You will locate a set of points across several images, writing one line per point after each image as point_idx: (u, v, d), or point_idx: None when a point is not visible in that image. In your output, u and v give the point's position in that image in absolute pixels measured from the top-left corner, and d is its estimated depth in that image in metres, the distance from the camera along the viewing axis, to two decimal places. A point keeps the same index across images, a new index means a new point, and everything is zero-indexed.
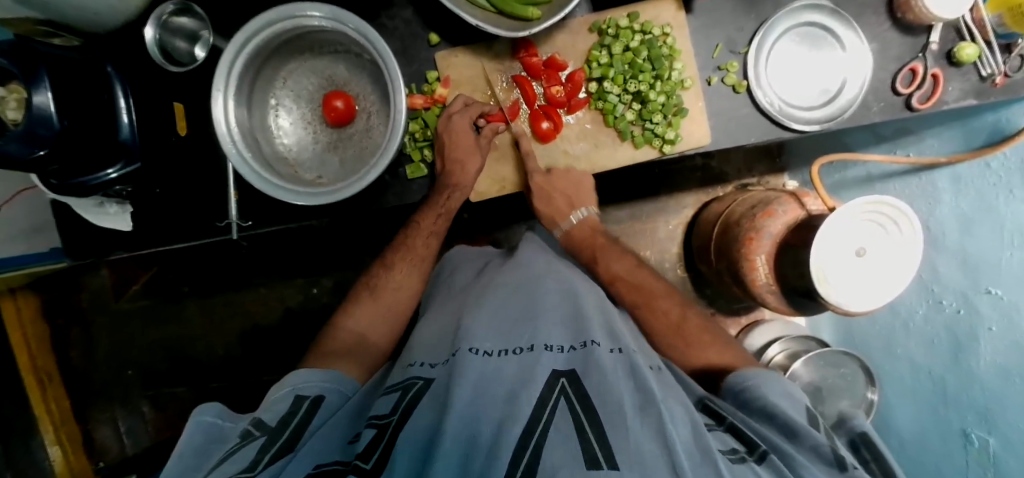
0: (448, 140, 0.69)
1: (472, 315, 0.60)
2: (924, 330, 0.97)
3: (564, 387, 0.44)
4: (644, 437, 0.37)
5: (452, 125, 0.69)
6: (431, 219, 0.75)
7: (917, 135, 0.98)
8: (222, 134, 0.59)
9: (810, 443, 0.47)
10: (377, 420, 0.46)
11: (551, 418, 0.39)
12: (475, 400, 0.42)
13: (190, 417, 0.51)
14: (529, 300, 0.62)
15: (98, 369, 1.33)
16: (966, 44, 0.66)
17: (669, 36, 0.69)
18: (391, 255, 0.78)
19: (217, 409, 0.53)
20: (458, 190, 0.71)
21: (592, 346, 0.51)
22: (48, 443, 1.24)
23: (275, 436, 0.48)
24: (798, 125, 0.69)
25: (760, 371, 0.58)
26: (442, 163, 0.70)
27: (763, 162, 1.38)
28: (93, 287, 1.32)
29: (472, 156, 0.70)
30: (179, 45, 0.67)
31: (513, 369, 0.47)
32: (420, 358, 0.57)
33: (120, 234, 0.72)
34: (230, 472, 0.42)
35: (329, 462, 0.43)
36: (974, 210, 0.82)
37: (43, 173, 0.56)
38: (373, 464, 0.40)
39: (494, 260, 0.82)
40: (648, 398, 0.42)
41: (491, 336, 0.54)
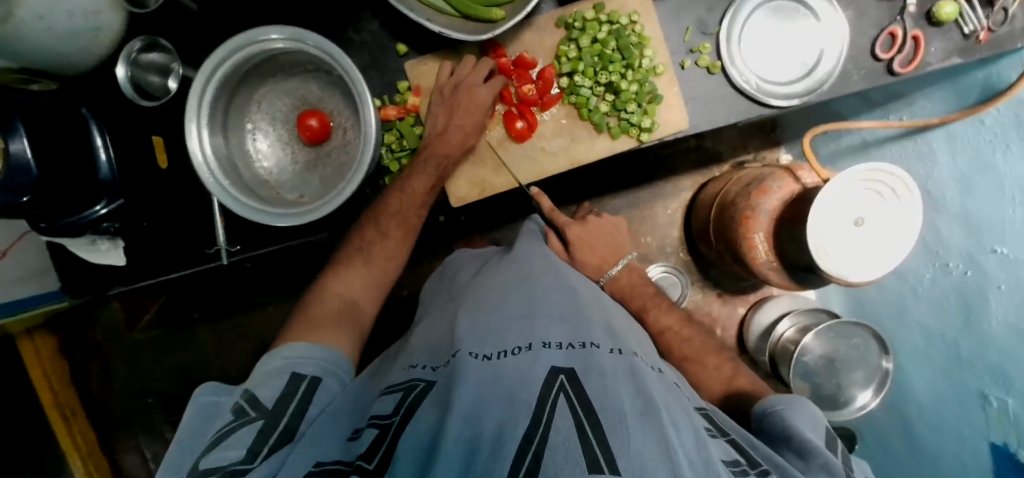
0: (457, 100, 0.68)
1: (467, 317, 0.60)
2: (934, 295, 0.94)
3: (563, 385, 0.44)
4: (644, 443, 0.37)
5: (468, 85, 0.68)
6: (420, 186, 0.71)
7: (908, 97, 0.95)
8: (199, 164, 0.60)
9: (820, 461, 0.46)
10: (378, 420, 0.45)
11: (552, 416, 0.39)
12: (476, 403, 0.41)
13: (191, 399, 0.53)
14: (527, 298, 0.62)
15: (119, 399, 1.37)
16: (945, 2, 0.64)
17: (636, 23, 0.68)
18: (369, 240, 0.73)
19: (218, 388, 0.55)
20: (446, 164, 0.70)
21: (592, 347, 0.52)
22: (77, 475, 1.30)
23: (272, 422, 0.48)
24: (777, 101, 0.68)
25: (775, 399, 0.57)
26: (444, 124, 0.69)
27: (758, 137, 1.36)
28: (106, 320, 1.35)
29: (479, 118, 0.69)
30: (152, 80, 0.68)
31: (513, 370, 0.47)
32: (423, 360, 0.57)
33: (117, 269, 0.73)
34: (230, 460, 0.43)
35: (331, 461, 0.43)
36: (972, 169, 0.79)
37: (32, 217, 0.58)
38: (376, 465, 0.40)
39: (493, 258, 0.82)
40: (650, 406, 0.42)
41: (485, 339, 0.54)
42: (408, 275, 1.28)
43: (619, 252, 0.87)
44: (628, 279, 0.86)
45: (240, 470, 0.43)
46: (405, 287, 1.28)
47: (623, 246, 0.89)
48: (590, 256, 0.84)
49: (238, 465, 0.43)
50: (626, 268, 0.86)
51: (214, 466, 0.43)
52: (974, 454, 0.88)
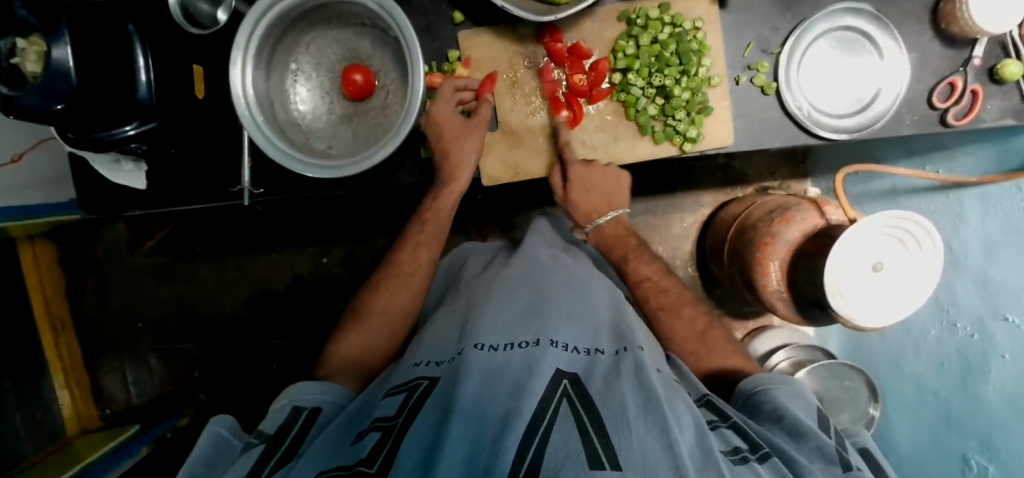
0: (435, 132, 0.68)
1: (481, 308, 0.59)
2: (935, 351, 0.94)
3: (567, 388, 0.43)
4: (645, 437, 0.37)
5: (434, 115, 0.68)
6: (440, 208, 0.75)
7: (948, 151, 0.95)
8: (237, 95, 0.59)
9: (815, 443, 0.46)
10: (381, 423, 0.45)
11: (553, 417, 0.39)
12: (479, 396, 0.41)
13: (204, 429, 0.52)
14: (538, 295, 0.61)
15: (111, 320, 1.37)
16: (1010, 61, 0.63)
17: (699, 31, 0.67)
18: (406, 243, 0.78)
19: (225, 423, 0.53)
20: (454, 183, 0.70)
21: (598, 354, 0.52)
22: (58, 387, 1.29)
23: (276, 443, 0.48)
24: (826, 133, 0.67)
25: (761, 376, 0.58)
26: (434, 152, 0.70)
27: (787, 166, 1.35)
28: (109, 240, 1.35)
29: (467, 136, 0.68)
30: (202, 8, 0.67)
31: (519, 361, 0.47)
32: (427, 357, 0.56)
33: (136, 191, 0.72)
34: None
35: (332, 468, 0.41)
36: (1000, 234, 0.79)
37: (61, 126, 0.57)
38: (377, 468, 0.39)
39: (500, 253, 0.81)
40: (651, 400, 0.41)
41: (497, 329, 0.54)
42: None
43: (612, 203, 0.77)
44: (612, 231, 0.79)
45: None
46: None
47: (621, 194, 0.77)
48: (582, 200, 0.74)
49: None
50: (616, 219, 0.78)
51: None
52: None
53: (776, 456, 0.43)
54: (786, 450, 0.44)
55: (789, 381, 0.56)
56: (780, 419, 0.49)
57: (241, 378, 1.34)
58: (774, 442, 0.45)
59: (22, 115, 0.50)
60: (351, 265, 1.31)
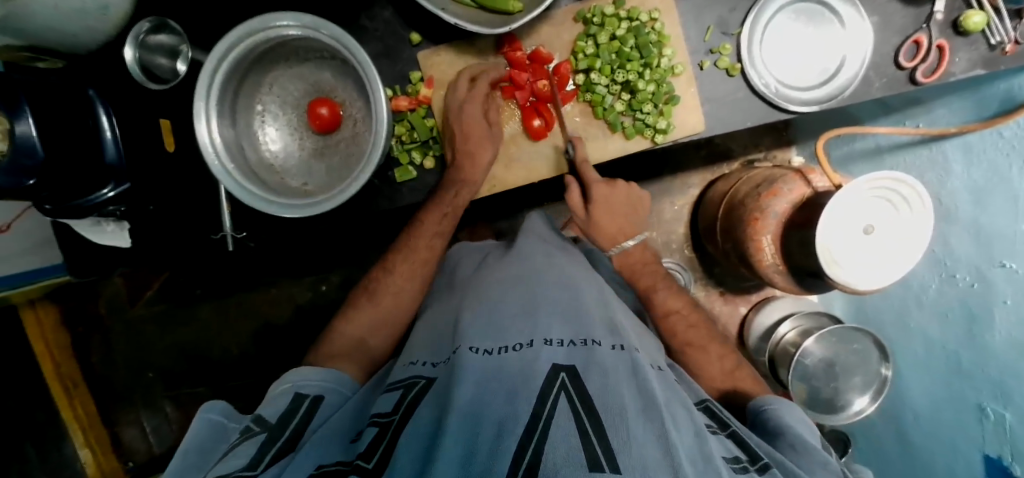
0: (460, 132, 0.68)
1: (470, 310, 0.58)
2: (938, 304, 0.94)
3: (564, 383, 0.42)
4: (644, 443, 0.36)
5: (464, 115, 0.67)
6: (435, 219, 0.74)
7: (926, 105, 0.94)
8: (205, 145, 0.59)
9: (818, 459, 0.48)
10: (378, 419, 0.46)
11: (552, 415, 0.38)
12: (474, 401, 0.40)
13: (196, 415, 0.52)
14: (530, 294, 0.59)
15: (120, 373, 1.38)
16: (973, 12, 0.62)
17: (657, 21, 0.67)
18: (392, 257, 0.77)
19: (222, 407, 0.54)
20: (466, 187, 0.70)
21: (594, 345, 0.49)
22: (79, 446, 1.32)
23: (276, 434, 0.49)
24: (797, 107, 0.67)
25: (767, 397, 0.60)
26: (452, 152, 0.69)
27: (771, 136, 1.34)
28: (108, 294, 1.36)
29: (484, 147, 0.68)
30: (161, 62, 0.66)
31: (515, 366, 0.45)
32: (420, 356, 0.57)
33: (122, 250, 0.73)
34: (235, 467, 0.43)
35: (333, 463, 0.42)
36: (987, 182, 0.78)
37: (38, 199, 0.57)
38: (374, 463, 0.40)
39: (494, 252, 0.77)
40: (650, 404, 0.41)
41: (489, 332, 0.52)
42: None
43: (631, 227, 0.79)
44: (639, 256, 0.80)
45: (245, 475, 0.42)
46: None
47: (642, 220, 0.79)
48: (607, 221, 0.76)
49: (244, 471, 0.43)
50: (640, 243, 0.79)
51: (218, 473, 0.42)
52: (967, 464, 0.89)
53: (776, 469, 0.44)
54: (788, 466, 0.45)
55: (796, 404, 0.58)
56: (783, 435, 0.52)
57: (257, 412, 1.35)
58: (776, 456, 0.46)
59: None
60: (350, 289, 1.32)
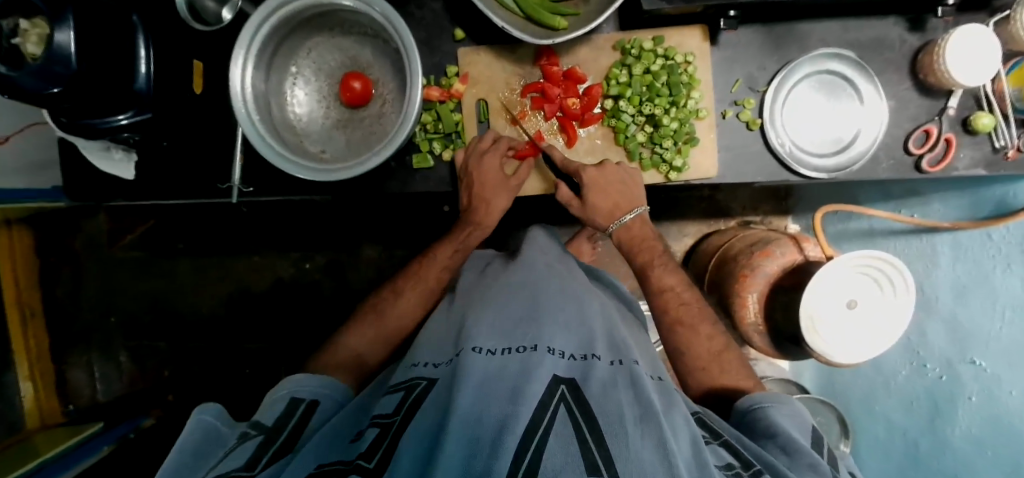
0: (477, 180, 0.71)
1: (476, 314, 0.59)
2: (904, 391, 0.96)
3: (564, 394, 0.42)
4: (643, 448, 0.36)
5: (482, 163, 0.70)
6: (446, 254, 0.80)
7: (923, 198, 0.97)
8: (234, 93, 0.59)
9: (807, 461, 0.46)
10: (380, 420, 0.46)
11: (551, 423, 0.38)
12: (478, 397, 0.40)
13: (190, 416, 0.50)
14: (534, 302, 0.60)
15: (82, 312, 1.34)
16: (982, 114, 0.65)
17: (690, 64, 0.70)
18: (401, 281, 0.79)
19: (217, 410, 0.52)
20: (478, 229, 0.79)
21: (593, 359, 0.50)
22: (21, 378, 1.19)
23: (273, 436, 0.48)
24: (807, 171, 0.70)
25: (757, 396, 0.59)
26: (469, 198, 0.74)
27: (770, 202, 1.39)
28: (89, 231, 1.32)
29: (500, 196, 0.73)
30: (208, 5, 0.66)
31: (516, 367, 0.46)
32: (426, 357, 0.57)
33: (123, 183, 0.73)
34: (231, 467, 0.42)
35: (332, 462, 0.41)
36: (970, 279, 0.82)
37: (54, 109, 0.56)
38: (375, 463, 0.39)
39: (497, 259, 0.79)
40: (648, 412, 0.41)
41: (494, 335, 0.53)
42: (403, 256, 1.29)
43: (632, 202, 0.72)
44: (639, 231, 0.76)
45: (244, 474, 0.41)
46: (396, 267, 1.29)
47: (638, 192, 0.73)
48: (602, 203, 0.71)
49: (241, 470, 0.41)
50: (639, 217, 0.75)
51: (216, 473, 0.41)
52: None
53: (767, 473, 0.44)
54: (778, 468, 0.44)
55: (788, 402, 0.58)
56: (774, 436, 0.51)
57: (212, 379, 1.31)
58: (766, 460, 0.45)
59: (16, 96, 0.50)
60: (334, 272, 1.31)
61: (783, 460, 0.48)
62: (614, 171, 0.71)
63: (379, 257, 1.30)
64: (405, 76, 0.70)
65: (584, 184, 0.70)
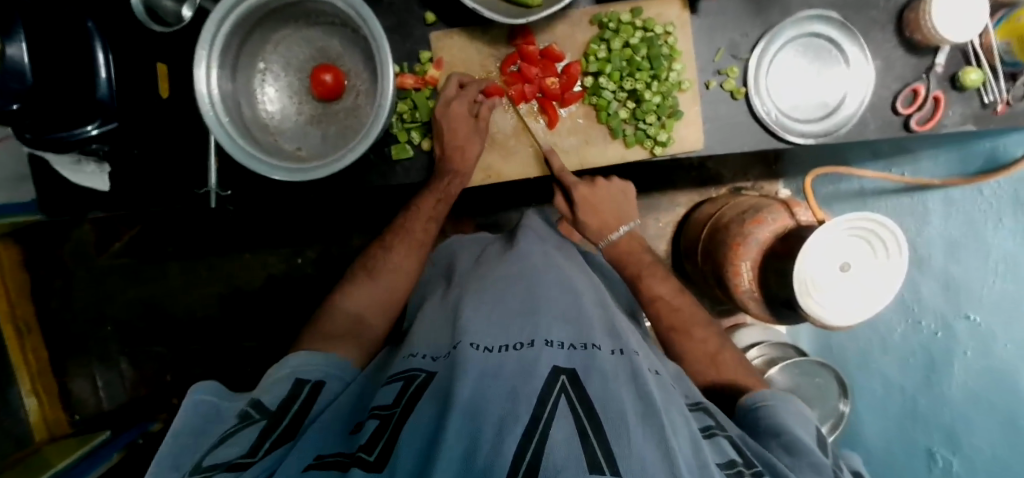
0: (446, 127, 0.68)
1: (469, 307, 0.58)
2: (899, 348, 0.97)
3: (564, 386, 0.42)
4: (644, 444, 0.36)
5: (449, 111, 0.67)
6: (431, 204, 0.75)
7: (912, 155, 0.96)
8: (201, 95, 0.57)
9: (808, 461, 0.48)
10: (379, 411, 0.45)
11: (552, 415, 0.38)
12: (477, 395, 0.40)
13: (185, 396, 0.50)
14: (530, 293, 0.60)
15: (78, 323, 1.33)
16: (971, 69, 0.64)
17: (671, 35, 0.68)
18: (390, 237, 0.77)
19: (215, 388, 0.52)
20: (457, 178, 0.70)
21: (594, 350, 0.50)
22: (25, 393, 1.25)
23: (275, 421, 0.47)
24: (794, 138, 0.68)
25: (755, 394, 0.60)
26: (440, 147, 0.69)
27: (759, 167, 1.37)
28: (76, 240, 1.30)
29: (471, 141, 0.68)
30: (166, 4, 0.62)
31: (515, 365, 0.45)
32: (423, 349, 0.56)
33: (98, 194, 0.71)
34: (232, 455, 0.41)
35: (333, 454, 0.40)
36: (963, 235, 0.82)
37: (18, 125, 0.54)
38: (376, 457, 0.38)
39: (493, 246, 0.80)
40: (650, 407, 0.41)
41: (492, 329, 0.52)
42: None
43: (622, 217, 0.80)
44: (628, 245, 0.79)
45: (242, 464, 0.40)
46: None
47: (629, 210, 0.81)
48: (591, 220, 0.79)
49: (241, 459, 0.41)
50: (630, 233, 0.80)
51: (215, 461, 0.40)
52: None
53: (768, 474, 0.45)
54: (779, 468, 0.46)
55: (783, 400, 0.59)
56: (777, 435, 0.52)
57: (215, 380, 1.32)
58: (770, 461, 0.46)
59: None
60: (327, 265, 1.30)
61: (784, 461, 0.49)
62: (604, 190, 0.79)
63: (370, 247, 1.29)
64: (376, 62, 0.67)
65: (576, 200, 0.77)
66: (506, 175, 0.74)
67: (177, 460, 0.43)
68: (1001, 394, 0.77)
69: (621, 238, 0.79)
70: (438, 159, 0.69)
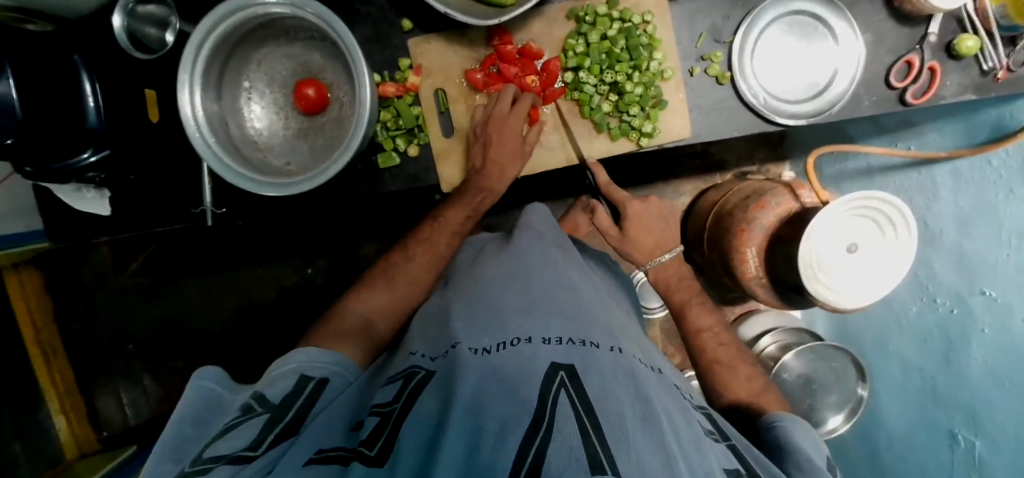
0: (492, 140, 0.70)
1: (466, 308, 0.58)
2: (917, 328, 0.94)
3: (563, 381, 0.40)
4: (645, 448, 0.35)
5: (499, 116, 0.69)
6: (457, 217, 0.75)
7: (918, 128, 0.92)
8: (186, 118, 0.59)
9: None
10: (378, 409, 0.44)
11: (552, 416, 0.35)
12: (476, 396, 0.38)
13: (189, 381, 0.51)
14: (527, 290, 0.59)
15: (101, 343, 1.38)
16: (966, 36, 0.61)
17: (649, 24, 0.67)
18: (412, 244, 0.76)
19: (217, 373, 0.54)
20: (490, 196, 0.74)
21: (592, 346, 0.48)
22: (54, 413, 1.29)
23: (278, 415, 0.47)
24: (783, 119, 0.67)
25: (773, 415, 0.61)
26: (481, 157, 0.70)
27: (764, 150, 1.35)
28: (93, 264, 1.35)
29: (512, 161, 0.71)
30: (149, 31, 0.66)
31: (513, 365, 0.43)
32: (420, 346, 0.56)
33: (102, 220, 0.73)
34: (234, 448, 0.42)
35: (333, 448, 0.41)
36: (973, 209, 0.78)
37: (17, 160, 0.56)
38: (376, 452, 0.38)
39: (491, 243, 0.78)
40: (650, 412, 0.40)
41: (489, 328, 0.51)
42: None
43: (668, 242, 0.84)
44: (675, 271, 0.84)
45: (246, 456, 0.41)
46: None
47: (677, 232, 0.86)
48: (642, 238, 0.83)
49: (245, 452, 0.41)
50: (674, 258, 0.83)
51: (217, 453, 0.41)
52: None
53: None
54: None
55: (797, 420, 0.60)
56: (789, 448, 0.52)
57: None
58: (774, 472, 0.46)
59: None
60: (335, 274, 1.32)
61: None
62: (659, 211, 0.85)
63: (377, 253, 1.31)
64: (357, 73, 0.68)
65: (629, 215, 0.83)
66: (525, 170, 0.74)
67: (180, 451, 0.43)
68: (1015, 375, 0.73)
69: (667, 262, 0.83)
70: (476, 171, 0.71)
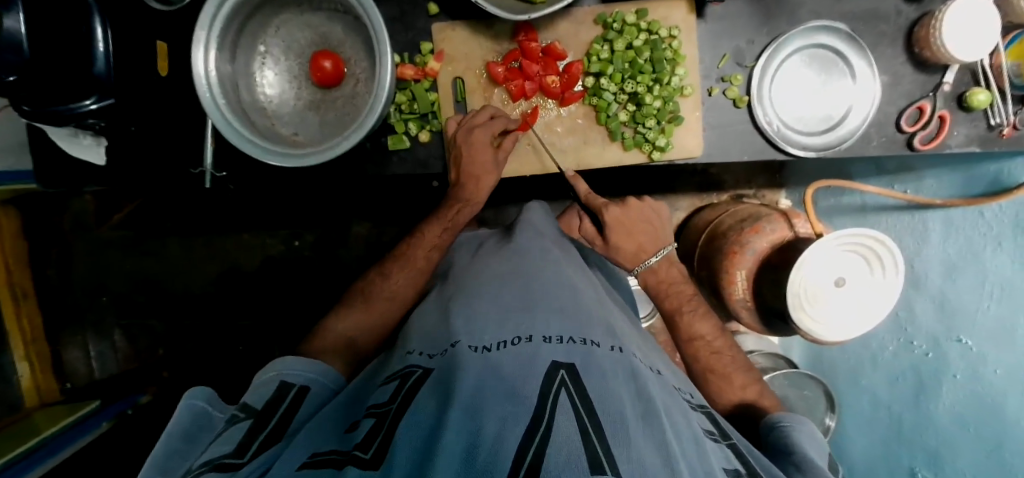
0: (466, 154, 0.68)
1: (469, 303, 0.58)
2: (890, 367, 0.97)
3: (564, 381, 0.41)
4: (645, 447, 0.35)
5: (471, 138, 0.67)
6: (436, 231, 0.77)
7: (916, 173, 0.94)
8: (198, 76, 0.57)
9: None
10: (375, 409, 0.44)
11: (553, 415, 0.36)
12: (476, 395, 0.38)
13: (180, 401, 0.49)
14: (529, 289, 0.59)
15: (74, 293, 1.34)
16: (979, 90, 0.63)
17: (675, 39, 0.67)
18: (388, 263, 0.77)
19: (206, 392, 0.51)
20: (468, 206, 0.75)
21: (592, 346, 0.49)
22: (18, 359, 1.25)
23: (262, 422, 0.46)
24: (794, 150, 0.68)
25: (778, 416, 0.62)
26: (458, 173, 0.71)
27: (763, 176, 1.37)
28: (75, 210, 1.31)
29: (488, 173, 0.70)
30: None
31: (513, 363, 0.43)
32: (420, 346, 0.55)
33: (94, 168, 0.71)
34: (219, 454, 0.41)
35: (326, 451, 0.40)
36: (960, 257, 0.80)
37: (15, 97, 0.54)
38: (371, 455, 0.37)
39: (488, 242, 0.78)
40: (650, 412, 0.40)
41: (490, 324, 0.51)
42: (393, 234, 1.29)
43: (659, 241, 0.78)
44: (665, 274, 0.79)
45: (232, 463, 0.40)
46: (386, 244, 1.29)
47: (665, 233, 0.79)
48: (626, 244, 0.77)
49: (230, 459, 0.40)
50: (666, 259, 0.79)
51: (204, 460, 0.40)
52: None
53: None
54: None
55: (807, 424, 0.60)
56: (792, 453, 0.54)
57: (207, 357, 1.34)
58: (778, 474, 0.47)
59: None
60: (324, 250, 1.31)
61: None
62: (640, 209, 0.77)
63: (368, 234, 1.30)
64: (375, 50, 0.67)
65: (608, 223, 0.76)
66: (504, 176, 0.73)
67: (166, 465, 0.42)
68: (982, 422, 0.77)
69: (659, 263, 0.78)
70: (454, 185, 0.72)
